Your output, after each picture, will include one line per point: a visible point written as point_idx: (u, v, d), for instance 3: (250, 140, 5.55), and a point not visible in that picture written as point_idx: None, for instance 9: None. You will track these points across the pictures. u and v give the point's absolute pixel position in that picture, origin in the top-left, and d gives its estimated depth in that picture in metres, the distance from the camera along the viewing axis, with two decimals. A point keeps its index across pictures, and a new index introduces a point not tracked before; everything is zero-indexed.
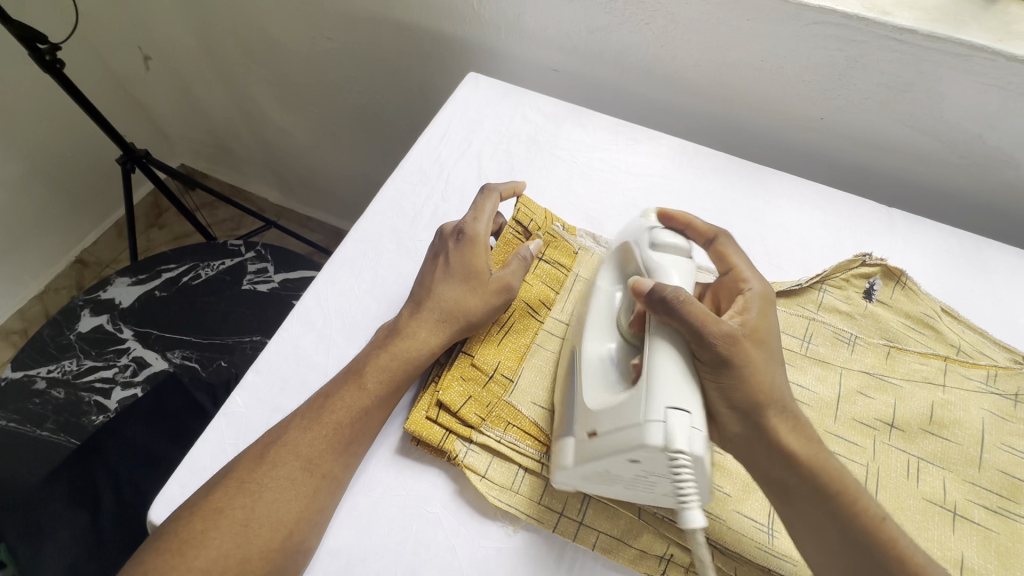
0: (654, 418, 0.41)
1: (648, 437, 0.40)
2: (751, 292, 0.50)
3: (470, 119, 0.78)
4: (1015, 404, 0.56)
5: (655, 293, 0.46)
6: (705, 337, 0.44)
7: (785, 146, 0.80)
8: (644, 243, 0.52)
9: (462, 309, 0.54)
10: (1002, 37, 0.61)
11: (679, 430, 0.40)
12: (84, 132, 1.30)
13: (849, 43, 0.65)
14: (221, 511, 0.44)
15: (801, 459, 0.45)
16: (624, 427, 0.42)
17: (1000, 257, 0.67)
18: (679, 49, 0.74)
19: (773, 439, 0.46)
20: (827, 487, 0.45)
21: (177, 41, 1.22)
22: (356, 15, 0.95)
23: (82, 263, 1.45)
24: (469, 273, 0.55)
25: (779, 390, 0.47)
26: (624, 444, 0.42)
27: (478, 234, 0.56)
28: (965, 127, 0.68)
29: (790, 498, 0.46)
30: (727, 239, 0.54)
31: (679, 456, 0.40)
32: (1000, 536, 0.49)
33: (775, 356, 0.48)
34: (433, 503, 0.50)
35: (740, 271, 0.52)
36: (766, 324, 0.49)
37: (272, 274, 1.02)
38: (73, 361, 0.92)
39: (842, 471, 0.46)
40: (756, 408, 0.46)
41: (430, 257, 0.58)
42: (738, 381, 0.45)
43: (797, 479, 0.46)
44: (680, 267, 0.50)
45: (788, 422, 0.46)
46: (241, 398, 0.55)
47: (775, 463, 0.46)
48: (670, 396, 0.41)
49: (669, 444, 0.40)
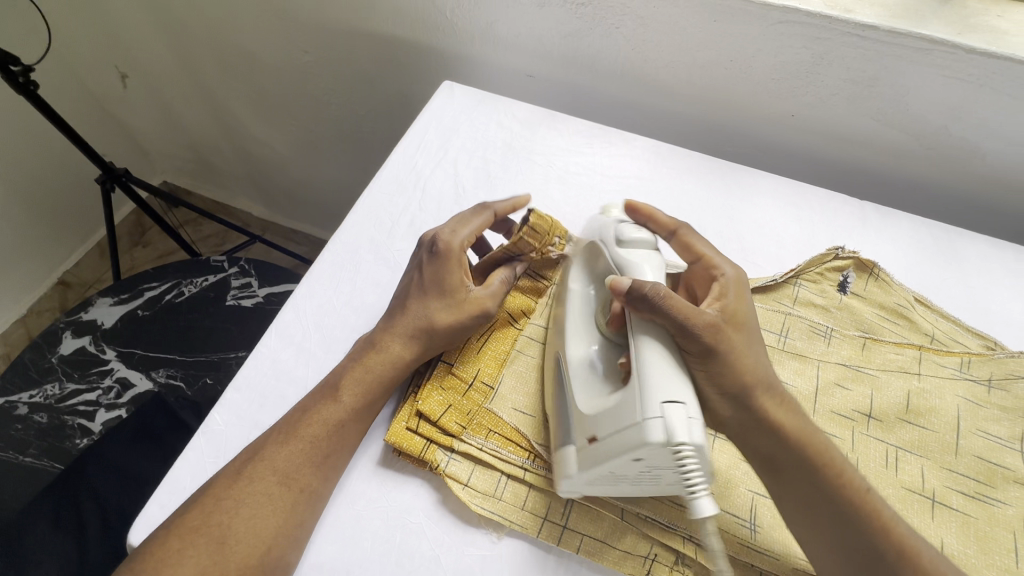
0: (652, 415, 0.41)
1: (649, 434, 0.40)
2: (726, 278, 0.51)
3: (445, 127, 0.78)
4: (989, 389, 0.56)
5: (634, 292, 0.46)
6: (688, 329, 0.45)
7: (759, 143, 0.81)
8: (610, 241, 0.53)
9: (434, 320, 0.53)
10: (961, 31, 0.62)
11: (678, 422, 0.40)
12: (62, 153, 1.28)
13: (814, 40, 0.66)
14: (197, 530, 0.44)
15: (787, 433, 0.46)
16: (624, 428, 0.42)
17: (971, 246, 0.68)
18: (650, 51, 0.75)
19: (762, 421, 0.47)
20: (816, 459, 0.46)
21: (154, 59, 1.21)
22: (331, 28, 0.95)
23: (65, 285, 1.43)
24: (444, 292, 0.54)
25: (764, 370, 0.48)
26: (627, 445, 0.41)
27: (453, 250, 0.55)
28: (931, 119, 0.69)
29: (781, 474, 0.47)
30: (688, 230, 0.56)
31: (683, 448, 0.40)
32: (979, 521, 0.50)
33: (756, 338, 0.49)
34: (416, 513, 0.50)
35: (711, 258, 0.53)
36: (743, 307, 0.50)
37: (256, 288, 1.01)
38: (55, 385, 0.91)
39: (828, 445, 0.47)
40: (743, 389, 0.46)
41: (409, 270, 0.57)
42: (723, 366, 0.46)
43: (788, 455, 0.46)
44: (651, 262, 0.51)
45: (773, 398, 0.47)
46: (221, 416, 0.55)
47: (765, 440, 0.47)
48: (664, 390, 0.42)
49: (671, 438, 0.40)
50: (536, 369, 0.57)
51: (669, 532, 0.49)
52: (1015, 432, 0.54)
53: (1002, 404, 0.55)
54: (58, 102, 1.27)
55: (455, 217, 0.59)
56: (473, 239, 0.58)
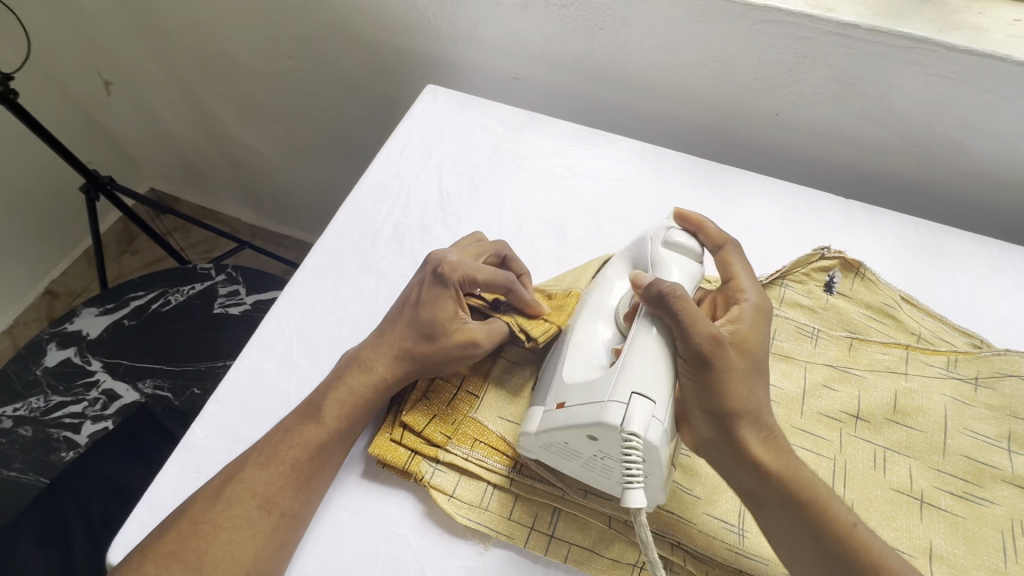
0: (617, 399, 0.43)
1: (607, 415, 0.42)
2: (748, 304, 0.49)
3: (429, 131, 0.77)
4: (976, 387, 0.56)
5: (651, 288, 0.47)
6: (687, 334, 0.44)
7: (745, 143, 0.81)
8: (658, 239, 0.53)
9: (418, 344, 0.53)
10: (941, 28, 0.62)
11: (638, 414, 0.42)
12: (45, 161, 1.27)
13: (796, 40, 0.66)
14: (174, 556, 0.43)
15: (770, 469, 0.45)
16: (589, 403, 0.44)
17: (956, 243, 0.68)
18: (633, 53, 0.75)
19: (744, 449, 0.45)
20: (796, 497, 0.44)
21: (137, 66, 1.20)
22: (315, 33, 0.94)
23: (51, 294, 1.42)
24: (433, 320, 0.53)
25: (758, 403, 0.46)
26: (585, 419, 0.43)
27: (452, 280, 0.53)
28: (914, 117, 0.69)
29: (761, 506, 0.45)
30: (735, 250, 0.54)
31: (633, 439, 0.41)
32: (967, 521, 0.50)
33: (761, 369, 0.47)
34: (401, 525, 0.49)
35: (740, 281, 0.51)
36: (756, 335, 0.48)
37: (243, 296, 1.00)
38: (40, 398, 0.89)
39: (812, 481, 0.45)
40: (731, 417, 0.45)
41: (413, 280, 0.57)
42: (716, 385, 0.45)
43: (768, 489, 0.45)
44: (685, 269, 0.52)
45: (763, 432, 0.46)
46: (202, 430, 0.54)
47: (748, 473, 0.45)
48: (638, 381, 0.43)
49: (626, 426, 0.42)
50: (523, 376, 0.56)
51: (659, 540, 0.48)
52: (1002, 431, 0.54)
53: (989, 402, 0.55)
54: (41, 111, 1.25)
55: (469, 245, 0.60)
56: (479, 274, 0.54)
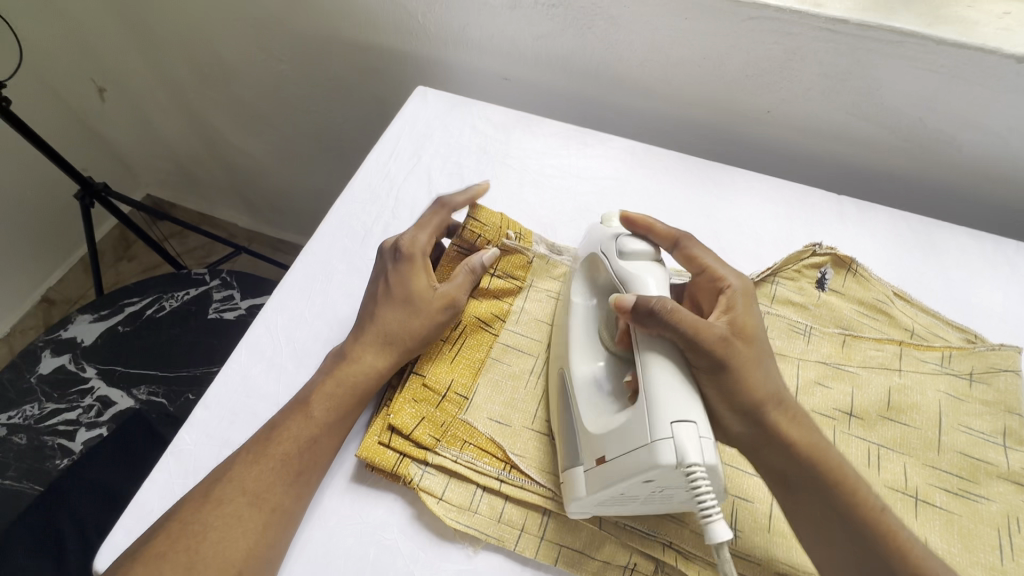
0: (662, 436, 0.39)
1: (658, 456, 0.39)
2: (733, 290, 0.49)
3: (418, 133, 0.77)
4: (971, 383, 0.56)
5: (640, 308, 0.44)
6: (698, 344, 0.43)
7: (737, 140, 0.81)
8: (611, 253, 0.51)
9: (405, 330, 0.54)
10: (931, 22, 0.61)
11: (689, 442, 0.39)
12: (39, 169, 1.27)
13: (785, 35, 0.66)
14: (163, 557, 0.42)
15: (800, 451, 0.45)
16: (636, 450, 0.41)
17: (950, 238, 0.67)
18: (623, 51, 0.75)
19: (775, 438, 0.46)
20: (829, 475, 0.45)
21: (129, 73, 1.20)
22: (305, 36, 0.94)
23: (48, 302, 1.41)
24: (409, 297, 0.55)
25: (773, 384, 0.47)
26: (639, 467, 0.40)
27: (416, 253, 0.57)
28: (905, 111, 0.69)
29: (796, 493, 0.45)
30: (690, 240, 0.53)
31: (694, 469, 0.38)
32: (962, 518, 0.49)
33: (766, 350, 0.47)
34: (391, 529, 0.49)
35: (717, 269, 0.51)
36: (752, 318, 0.48)
37: (238, 300, 1.00)
38: (35, 405, 0.89)
39: (841, 463, 0.45)
40: (753, 405, 0.45)
41: (375, 279, 0.57)
42: (733, 380, 0.44)
43: (801, 472, 0.45)
44: (654, 274, 0.48)
45: (784, 413, 0.46)
46: (190, 435, 0.54)
47: (779, 458, 0.46)
48: (674, 410, 0.40)
49: (682, 460, 0.38)
50: (512, 378, 0.56)
51: (650, 542, 0.47)
52: (997, 426, 0.53)
53: (984, 397, 0.55)
54: (35, 120, 1.25)
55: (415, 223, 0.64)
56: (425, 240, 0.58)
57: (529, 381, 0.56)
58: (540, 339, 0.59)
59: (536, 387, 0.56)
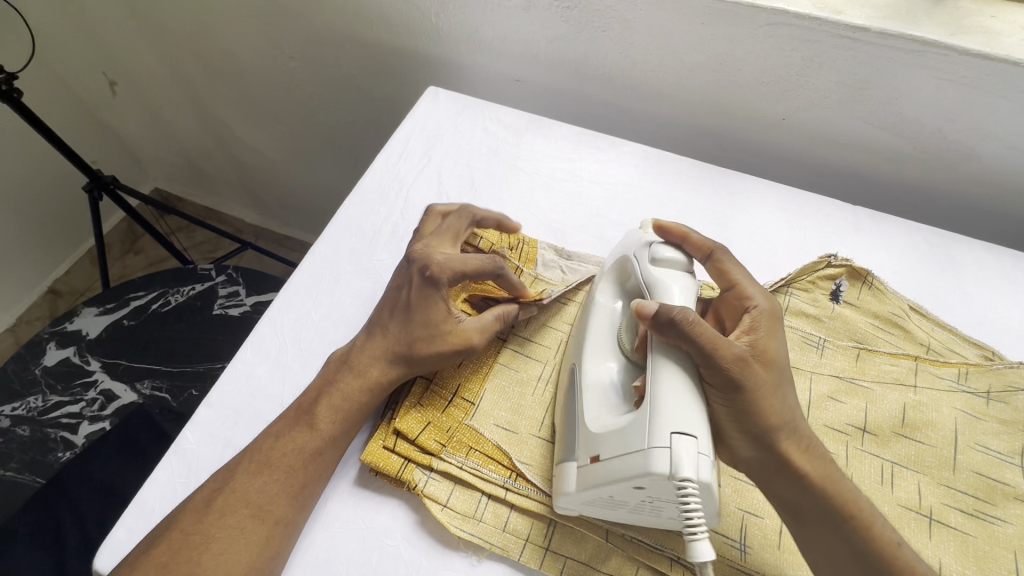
0: (659, 444, 0.39)
1: (652, 464, 0.38)
2: (759, 311, 0.48)
3: (429, 133, 0.76)
4: (988, 401, 0.54)
5: (661, 316, 0.43)
6: (714, 361, 0.42)
7: (750, 147, 0.80)
8: (643, 258, 0.50)
9: (413, 345, 0.52)
10: (954, 32, 0.60)
11: (686, 456, 0.38)
12: (49, 161, 1.27)
13: (804, 43, 0.65)
14: (165, 568, 0.42)
15: (813, 482, 0.44)
16: (629, 453, 0.40)
17: (968, 252, 0.66)
18: (637, 55, 0.74)
19: (785, 464, 0.44)
20: (839, 508, 0.44)
21: (141, 67, 1.20)
22: (317, 33, 0.94)
23: (54, 293, 1.42)
24: (427, 325, 0.53)
25: (791, 412, 0.45)
26: (629, 471, 0.40)
27: (444, 281, 0.53)
28: (924, 122, 0.67)
29: (805, 522, 0.45)
30: (725, 255, 0.51)
31: (687, 484, 0.38)
32: (977, 540, 0.48)
33: (786, 379, 0.46)
34: (393, 535, 0.48)
35: (745, 289, 0.50)
36: (776, 345, 0.47)
37: (243, 297, 0.99)
38: (38, 397, 0.88)
39: (853, 495, 0.44)
40: (767, 433, 0.44)
41: (397, 286, 0.56)
42: (748, 405, 0.43)
43: (812, 501, 0.44)
44: (681, 284, 0.48)
45: (800, 444, 0.45)
46: (193, 434, 0.53)
47: (790, 487, 0.45)
48: (676, 421, 0.39)
49: (676, 473, 0.38)
50: (520, 384, 0.55)
51: (657, 555, 0.47)
52: (1014, 446, 0.52)
53: (1001, 416, 0.54)
54: (45, 112, 1.25)
55: (444, 229, 0.59)
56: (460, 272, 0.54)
57: (538, 388, 0.55)
58: (551, 345, 0.58)
59: (545, 393, 0.55)
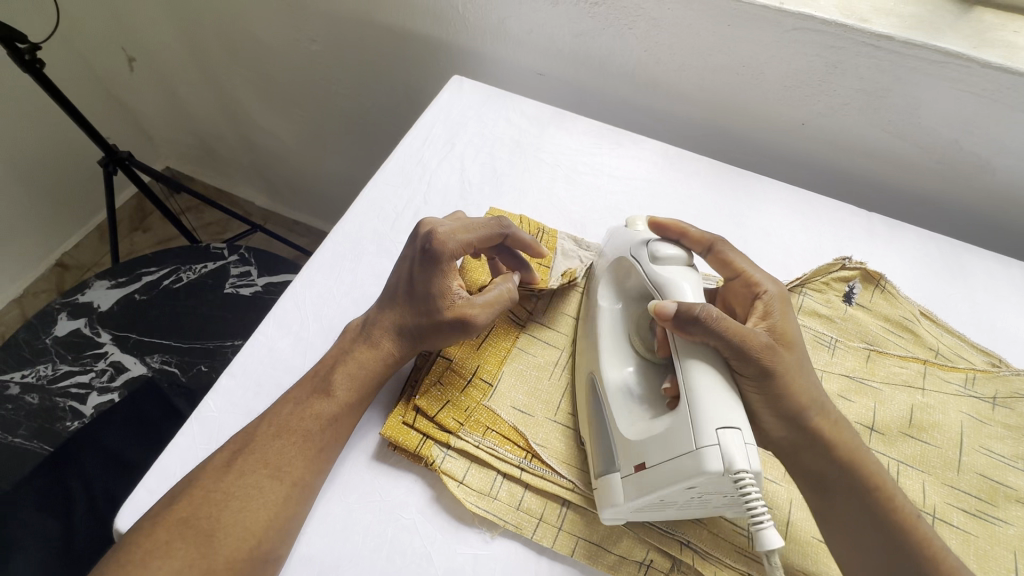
0: (708, 443, 0.40)
1: (706, 463, 0.39)
2: (770, 295, 0.49)
3: (453, 122, 0.77)
4: (994, 407, 0.56)
5: (683, 314, 0.44)
6: (742, 350, 0.43)
7: (766, 149, 0.81)
8: (644, 258, 0.51)
9: (417, 323, 0.52)
10: (977, 45, 0.61)
11: (735, 448, 0.39)
12: (64, 133, 1.27)
13: (828, 49, 0.66)
14: (186, 522, 0.43)
15: (840, 453, 0.46)
16: (679, 456, 0.41)
17: (978, 262, 0.67)
18: (662, 54, 0.75)
19: (819, 443, 0.46)
20: (867, 480, 0.46)
21: (161, 43, 1.20)
22: (342, 18, 0.94)
23: (62, 267, 1.42)
24: (429, 300, 0.52)
25: (816, 391, 0.47)
26: (682, 475, 0.40)
27: (446, 254, 0.53)
28: (943, 133, 0.69)
29: (826, 493, 0.46)
30: (725, 245, 0.53)
31: (742, 476, 0.39)
32: (979, 539, 0.49)
33: (806, 358, 0.48)
34: (409, 509, 0.49)
35: (751, 275, 0.51)
36: (791, 326, 0.48)
37: (255, 277, 0.99)
38: (48, 366, 0.89)
39: (882, 472, 0.46)
40: (797, 412, 0.46)
41: (400, 262, 0.55)
42: (779, 388, 0.45)
43: (839, 474, 0.46)
44: (689, 279, 0.49)
45: (828, 421, 0.47)
46: (214, 403, 0.54)
47: (818, 459, 0.46)
48: (718, 416, 0.40)
49: (730, 467, 0.39)
50: (538, 369, 0.56)
51: (667, 539, 0.48)
52: (1018, 451, 0.53)
53: (1006, 421, 0.55)
54: (63, 83, 1.26)
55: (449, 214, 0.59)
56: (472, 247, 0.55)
57: (554, 373, 0.56)
58: (568, 333, 0.59)
59: (561, 379, 0.56)
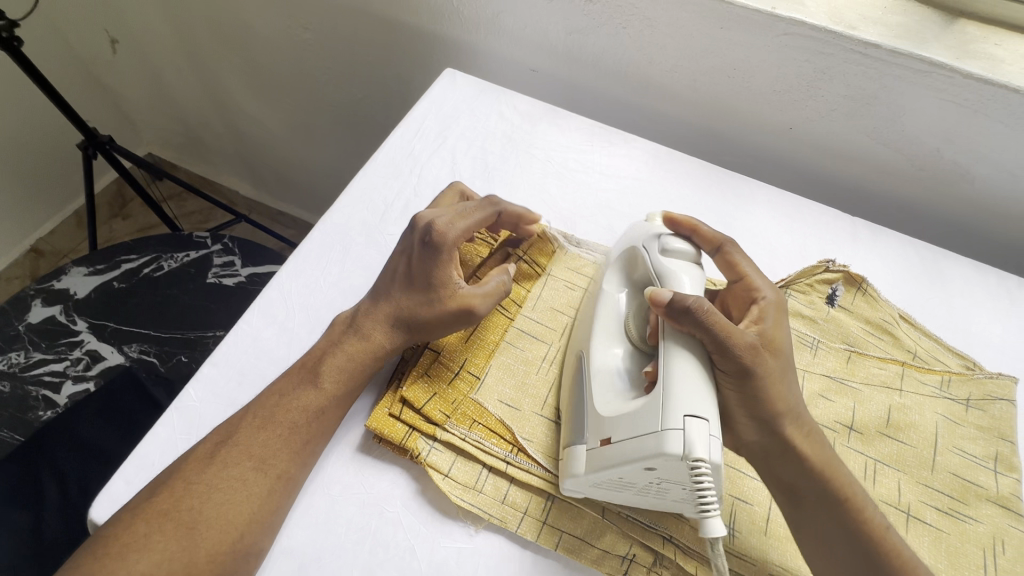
0: (673, 427, 0.40)
1: (667, 445, 0.40)
2: (767, 301, 0.50)
3: (445, 114, 0.77)
4: (967, 408, 0.57)
5: (676, 303, 0.44)
6: (727, 349, 0.44)
7: (755, 152, 0.82)
8: (653, 249, 0.51)
9: (413, 314, 0.52)
10: (959, 56, 0.63)
11: (698, 438, 0.40)
12: (42, 114, 1.23)
13: (817, 55, 0.67)
14: (165, 516, 0.42)
15: (813, 463, 0.47)
16: (642, 435, 0.42)
17: (955, 268, 0.69)
18: (656, 55, 0.75)
19: (790, 449, 0.47)
20: (835, 489, 0.46)
21: (146, 25, 1.17)
22: (334, 6, 0.93)
23: (37, 253, 1.39)
24: (428, 289, 0.52)
25: (794, 399, 0.48)
26: (641, 453, 0.41)
27: (447, 244, 0.52)
28: (925, 141, 0.70)
29: (802, 502, 0.47)
30: (733, 247, 0.54)
31: (700, 465, 0.39)
32: (950, 536, 0.51)
33: (791, 365, 0.49)
34: (394, 501, 0.49)
35: (752, 280, 0.52)
36: (781, 333, 0.49)
37: (238, 267, 0.97)
38: (21, 353, 0.86)
39: (843, 471, 0.48)
40: (773, 417, 0.47)
41: (399, 251, 0.55)
42: (757, 392, 0.46)
43: (807, 481, 0.47)
44: (690, 274, 0.49)
45: (801, 430, 0.47)
46: (195, 392, 0.53)
47: (789, 467, 0.47)
48: (689, 405, 0.41)
49: (689, 453, 0.39)
50: (526, 364, 0.57)
51: (649, 532, 0.48)
52: (989, 451, 0.55)
53: (978, 423, 0.57)
54: (42, 63, 1.22)
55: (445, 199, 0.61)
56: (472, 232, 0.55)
57: (543, 368, 0.57)
58: (555, 328, 0.59)
59: (549, 374, 0.56)
